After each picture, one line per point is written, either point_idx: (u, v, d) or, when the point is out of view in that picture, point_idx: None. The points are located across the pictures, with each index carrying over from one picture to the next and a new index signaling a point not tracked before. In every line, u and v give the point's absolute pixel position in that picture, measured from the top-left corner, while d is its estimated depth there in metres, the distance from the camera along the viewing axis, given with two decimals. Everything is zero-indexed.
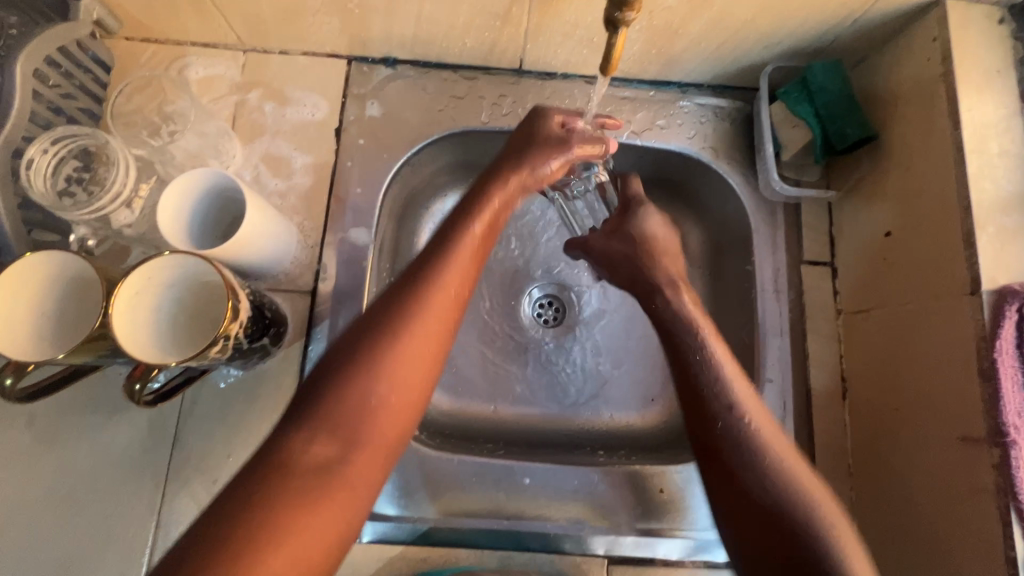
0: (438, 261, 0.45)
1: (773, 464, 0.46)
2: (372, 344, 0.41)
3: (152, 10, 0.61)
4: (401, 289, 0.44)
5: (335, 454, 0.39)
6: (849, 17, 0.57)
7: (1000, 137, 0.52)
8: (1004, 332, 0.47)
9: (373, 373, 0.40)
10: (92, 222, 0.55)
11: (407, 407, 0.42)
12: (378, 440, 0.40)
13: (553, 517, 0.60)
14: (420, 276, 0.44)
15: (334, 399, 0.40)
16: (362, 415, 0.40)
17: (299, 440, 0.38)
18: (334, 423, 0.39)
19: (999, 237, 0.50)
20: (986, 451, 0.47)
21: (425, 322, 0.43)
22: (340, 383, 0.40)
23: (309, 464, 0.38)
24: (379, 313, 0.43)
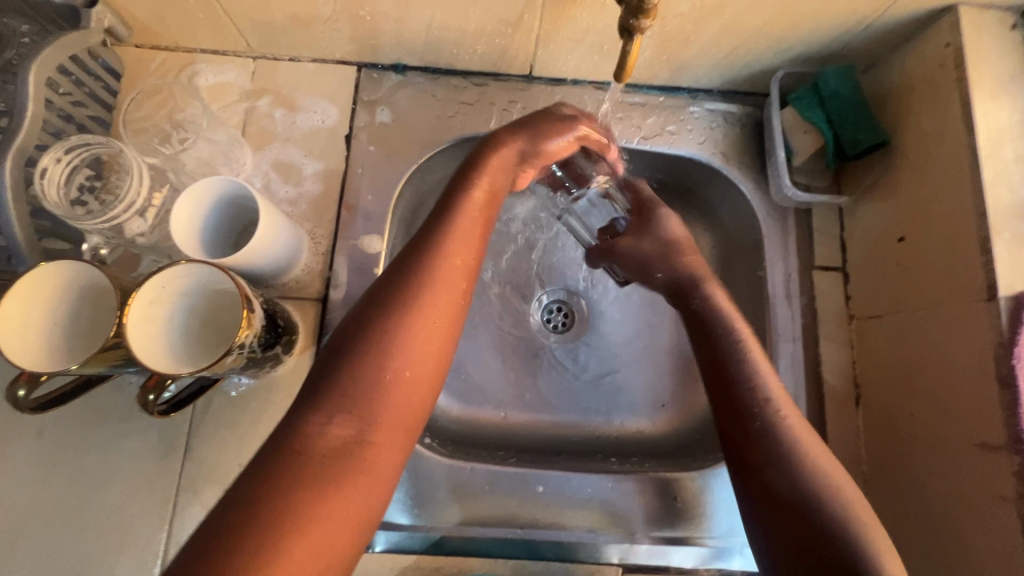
0: (443, 231, 0.46)
1: (799, 449, 0.46)
2: (381, 320, 0.41)
3: (163, 18, 0.61)
4: (407, 262, 0.44)
5: (352, 435, 0.38)
6: (861, 22, 0.57)
7: (1014, 143, 0.52)
8: (1021, 339, 0.47)
9: (385, 348, 0.40)
10: (105, 231, 0.54)
11: (423, 382, 0.41)
12: (396, 414, 0.39)
13: (567, 525, 0.59)
14: (425, 252, 0.44)
15: (349, 374, 0.39)
16: (378, 388, 0.39)
17: (314, 421, 0.37)
18: (350, 400, 0.38)
19: (1015, 243, 0.50)
20: (1006, 458, 0.47)
21: (433, 290, 0.43)
22: (354, 360, 0.39)
23: (328, 446, 0.37)
24: (386, 287, 0.43)
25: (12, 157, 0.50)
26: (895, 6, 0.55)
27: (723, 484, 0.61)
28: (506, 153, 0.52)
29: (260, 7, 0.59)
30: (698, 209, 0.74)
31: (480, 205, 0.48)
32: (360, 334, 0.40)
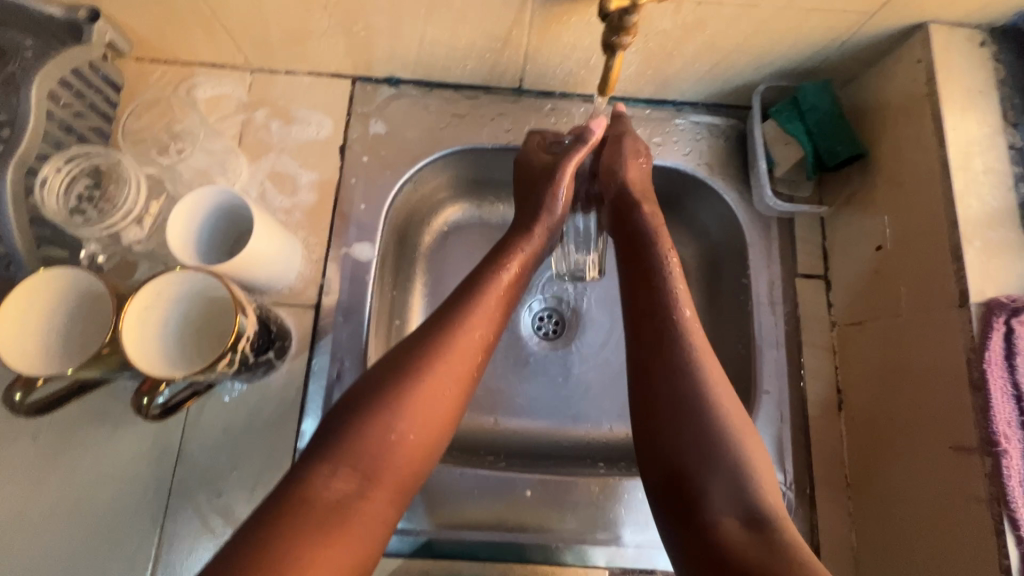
0: (466, 311, 0.54)
1: (718, 421, 0.49)
2: (396, 384, 0.49)
3: (162, 33, 0.63)
4: (432, 334, 0.52)
5: (353, 490, 0.46)
6: (837, 39, 0.60)
7: (983, 155, 0.54)
8: (992, 344, 0.48)
9: (393, 414, 0.48)
10: (103, 237, 0.57)
11: (421, 444, 0.49)
12: (393, 474, 0.48)
13: (555, 529, 0.60)
14: (446, 325, 0.53)
15: (358, 435, 0.47)
16: (383, 450, 0.47)
17: (323, 474, 0.45)
18: (355, 459, 0.46)
19: (986, 252, 0.51)
20: (979, 460, 0.48)
21: (449, 364, 0.51)
22: (365, 421, 0.48)
23: (330, 499, 0.44)
24: (407, 355, 0.51)
25: (12, 167, 0.51)
26: (868, 24, 0.57)
27: None
28: (529, 235, 0.62)
29: (256, 23, 0.61)
30: (685, 219, 0.76)
31: (506, 283, 0.58)
32: (376, 399, 0.49)
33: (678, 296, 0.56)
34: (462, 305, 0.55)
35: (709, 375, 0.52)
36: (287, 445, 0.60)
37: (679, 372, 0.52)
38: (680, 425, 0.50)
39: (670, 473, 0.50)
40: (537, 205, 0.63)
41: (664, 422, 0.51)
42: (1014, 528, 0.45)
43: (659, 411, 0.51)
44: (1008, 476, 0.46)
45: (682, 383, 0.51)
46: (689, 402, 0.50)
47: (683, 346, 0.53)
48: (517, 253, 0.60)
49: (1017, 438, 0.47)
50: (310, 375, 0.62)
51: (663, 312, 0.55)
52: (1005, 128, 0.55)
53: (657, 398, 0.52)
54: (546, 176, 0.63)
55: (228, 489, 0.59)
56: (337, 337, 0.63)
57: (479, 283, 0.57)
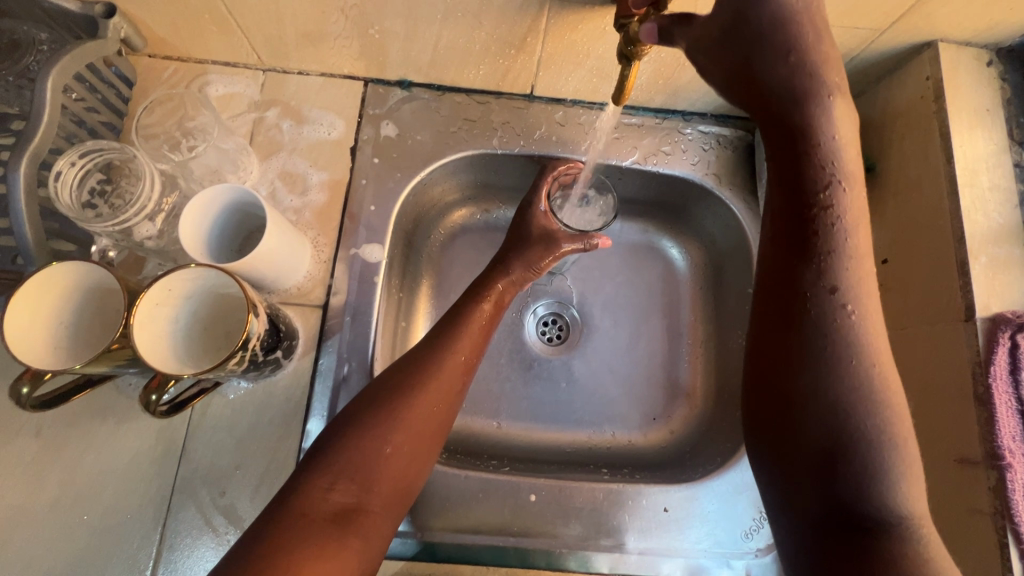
0: (451, 335, 0.56)
1: (875, 426, 0.42)
2: (391, 399, 0.50)
3: (176, 30, 0.63)
4: (425, 355, 0.54)
5: (349, 502, 0.46)
6: (847, 54, 0.60)
7: (990, 172, 0.55)
8: (997, 359, 0.49)
9: (388, 428, 0.49)
10: (114, 233, 0.55)
11: (414, 458, 0.50)
12: (387, 486, 0.48)
13: (559, 534, 0.60)
14: (434, 347, 0.55)
15: (354, 447, 0.47)
16: (377, 462, 0.48)
17: (320, 485, 0.46)
18: (352, 470, 0.47)
19: (992, 267, 0.52)
20: (983, 473, 0.48)
21: (439, 381, 0.53)
22: (362, 435, 0.48)
23: (328, 510, 0.45)
24: (397, 374, 0.53)
25: (27, 159, 0.51)
26: (878, 40, 0.58)
27: (709, 493, 0.62)
28: (510, 272, 0.65)
29: (272, 22, 0.61)
30: (689, 229, 0.78)
31: (487, 315, 0.60)
32: (372, 413, 0.49)
33: (847, 261, 0.45)
34: (450, 330, 0.57)
35: (878, 399, 0.42)
36: (292, 444, 0.60)
37: (840, 406, 0.42)
38: (833, 468, 0.41)
39: (806, 494, 0.43)
40: (523, 253, 0.66)
41: (818, 474, 0.42)
42: (1018, 541, 0.46)
43: (808, 448, 0.43)
44: (1012, 490, 0.47)
45: (850, 424, 0.42)
46: (840, 410, 0.42)
47: (852, 365, 0.43)
48: (492, 292, 0.62)
49: (1022, 453, 0.47)
50: (316, 375, 0.62)
51: (825, 320, 0.44)
52: (1012, 146, 0.56)
53: (805, 432, 0.43)
54: (539, 236, 0.67)
55: (232, 487, 0.58)
56: (344, 338, 0.63)
57: (463, 312, 0.59)
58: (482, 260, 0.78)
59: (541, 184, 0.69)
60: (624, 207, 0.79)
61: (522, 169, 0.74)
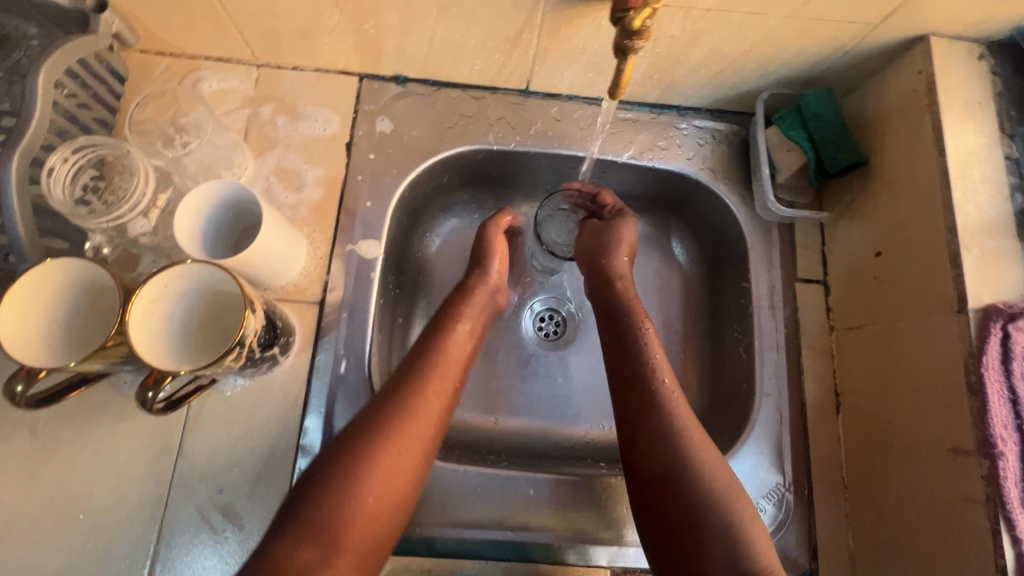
0: (423, 370, 0.57)
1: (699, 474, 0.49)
2: (359, 445, 0.50)
3: (169, 25, 0.62)
4: (397, 392, 0.54)
5: (318, 556, 0.45)
6: (841, 48, 0.61)
7: (981, 164, 0.55)
8: (989, 348, 0.49)
9: (356, 477, 0.48)
10: (109, 229, 0.55)
11: (388, 503, 0.49)
12: (359, 535, 0.47)
13: (556, 528, 0.60)
14: (408, 381, 0.55)
15: (322, 500, 0.47)
16: (346, 513, 0.47)
17: (285, 545, 0.45)
18: (319, 526, 0.46)
19: (983, 258, 0.53)
20: (975, 462, 0.49)
21: (413, 417, 0.53)
22: (329, 485, 0.47)
23: (301, 564, 0.44)
24: (368, 416, 0.52)
25: (18, 155, 0.51)
26: (870, 34, 0.59)
27: None
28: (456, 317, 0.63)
29: (266, 18, 0.60)
30: (685, 222, 0.78)
31: (459, 346, 0.60)
32: (342, 460, 0.49)
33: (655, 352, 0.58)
34: (421, 365, 0.57)
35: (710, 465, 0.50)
36: (290, 441, 0.60)
37: (675, 462, 0.50)
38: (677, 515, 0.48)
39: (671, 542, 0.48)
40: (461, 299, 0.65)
41: (674, 523, 0.48)
42: (1010, 528, 0.46)
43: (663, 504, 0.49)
44: (1004, 478, 0.47)
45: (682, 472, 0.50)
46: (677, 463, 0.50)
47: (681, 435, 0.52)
48: (465, 325, 0.62)
49: (1014, 441, 0.48)
50: (313, 371, 0.62)
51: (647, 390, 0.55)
52: (1003, 139, 0.56)
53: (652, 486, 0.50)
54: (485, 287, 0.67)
55: (229, 485, 0.58)
56: (341, 334, 0.63)
57: (435, 345, 0.59)
58: None
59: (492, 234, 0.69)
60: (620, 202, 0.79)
61: (519, 165, 0.74)
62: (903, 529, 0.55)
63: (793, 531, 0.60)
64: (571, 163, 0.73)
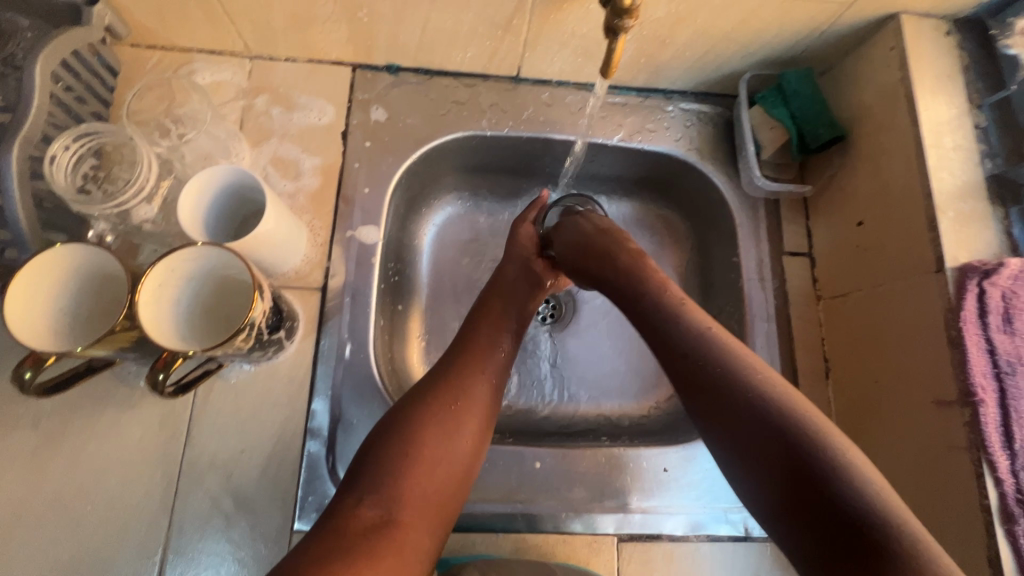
0: (479, 341, 0.58)
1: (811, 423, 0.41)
2: (418, 410, 0.52)
3: (161, 17, 0.63)
4: (453, 362, 0.56)
5: (380, 516, 0.46)
6: (818, 27, 0.64)
7: (953, 134, 0.59)
8: (967, 304, 0.52)
9: (412, 441, 0.50)
10: (112, 216, 0.55)
11: (451, 468, 0.51)
12: (417, 496, 0.48)
13: (562, 500, 0.62)
14: (466, 352, 0.57)
15: (382, 461, 0.49)
16: (406, 474, 0.48)
17: (350, 504, 0.47)
18: (380, 484, 0.48)
19: (958, 221, 0.56)
20: (958, 411, 0.52)
21: (470, 386, 0.54)
22: (388, 447, 0.50)
23: (364, 523, 0.45)
24: (425, 385, 0.54)
25: (20, 143, 0.51)
26: (845, 14, 0.61)
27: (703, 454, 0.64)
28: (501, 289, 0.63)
29: (260, 8, 0.61)
30: (674, 203, 0.80)
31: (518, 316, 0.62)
32: (400, 425, 0.51)
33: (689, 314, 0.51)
34: (477, 334, 0.59)
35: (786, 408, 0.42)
36: (298, 425, 0.60)
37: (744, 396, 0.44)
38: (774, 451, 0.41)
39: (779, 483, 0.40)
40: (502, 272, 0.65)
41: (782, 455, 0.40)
42: (992, 470, 0.49)
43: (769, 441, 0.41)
44: (985, 424, 0.50)
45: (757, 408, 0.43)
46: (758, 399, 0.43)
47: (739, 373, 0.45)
48: (515, 288, 0.64)
49: (993, 389, 0.51)
50: (318, 356, 0.63)
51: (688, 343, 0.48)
52: (971, 110, 0.60)
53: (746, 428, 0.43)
54: (520, 256, 0.66)
55: (238, 470, 0.58)
56: (344, 319, 0.64)
57: (489, 315, 0.61)
58: (464, 245, 0.79)
59: (521, 227, 0.69)
60: (611, 185, 0.81)
61: (513, 151, 0.76)
62: (893, 479, 0.58)
63: None
64: (562, 147, 0.75)
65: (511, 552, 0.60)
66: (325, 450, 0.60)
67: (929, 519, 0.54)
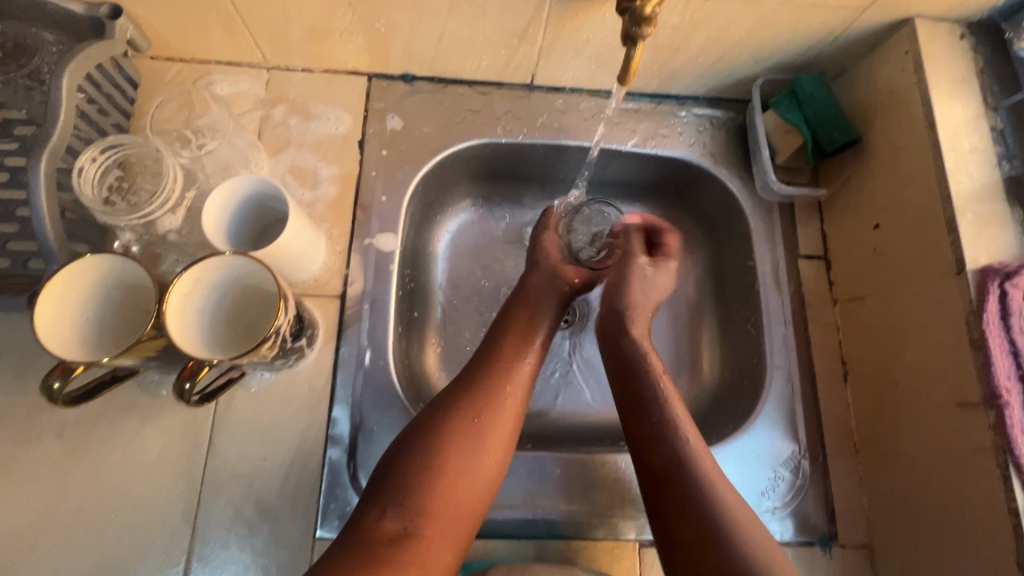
0: (504, 353, 0.58)
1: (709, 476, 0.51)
2: (444, 423, 0.52)
3: (181, 30, 0.63)
4: (478, 373, 0.56)
5: (402, 528, 0.47)
6: (832, 32, 0.64)
7: (969, 136, 0.59)
8: (990, 305, 0.52)
9: (437, 454, 0.50)
10: (137, 227, 0.56)
11: (473, 481, 0.50)
12: (440, 508, 0.48)
13: (583, 505, 0.62)
14: (492, 364, 0.57)
15: (406, 472, 0.49)
16: (427, 487, 0.49)
17: (373, 515, 0.47)
18: (402, 496, 0.48)
19: (977, 223, 0.56)
20: (983, 413, 0.52)
21: (495, 399, 0.54)
22: (413, 458, 0.50)
23: (388, 535, 0.46)
24: (450, 397, 0.54)
25: (47, 156, 0.51)
26: (859, 19, 0.62)
27: (724, 459, 0.63)
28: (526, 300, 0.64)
29: (279, 20, 0.62)
30: (688, 207, 0.81)
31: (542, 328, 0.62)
32: (426, 437, 0.51)
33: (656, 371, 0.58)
34: (502, 346, 0.59)
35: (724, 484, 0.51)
36: (319, 433, 0.61)
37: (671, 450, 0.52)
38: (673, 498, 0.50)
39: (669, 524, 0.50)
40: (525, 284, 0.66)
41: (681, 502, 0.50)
42: (1019, 472, 0.49)
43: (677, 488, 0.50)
44: (1011, 426, 0.50)
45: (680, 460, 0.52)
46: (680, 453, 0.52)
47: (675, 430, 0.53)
48: (537, 301, 0.64)
49: (1017, 390, 0.51)
50: (338, 362, 0.63)
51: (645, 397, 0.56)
52: (987, 112, 0.60)
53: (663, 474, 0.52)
54: (542, 265, 0.67)
55: (261, 478, 0.59)
56: (363, 326, 0.64)
57: (512, 328, 0.61)
58: (477, 250, 0.79)
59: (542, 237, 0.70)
60: (624, 190, 0.81)
61: (528, 158, 0.76)
62: (915, 481, 0.58)
63: (810, 496, 0.63)
64: (576, 153, 0.75)
65: (533, 558, 0.60)
66: (346, 457, 0.60)
67: (953, 522, 0.54)
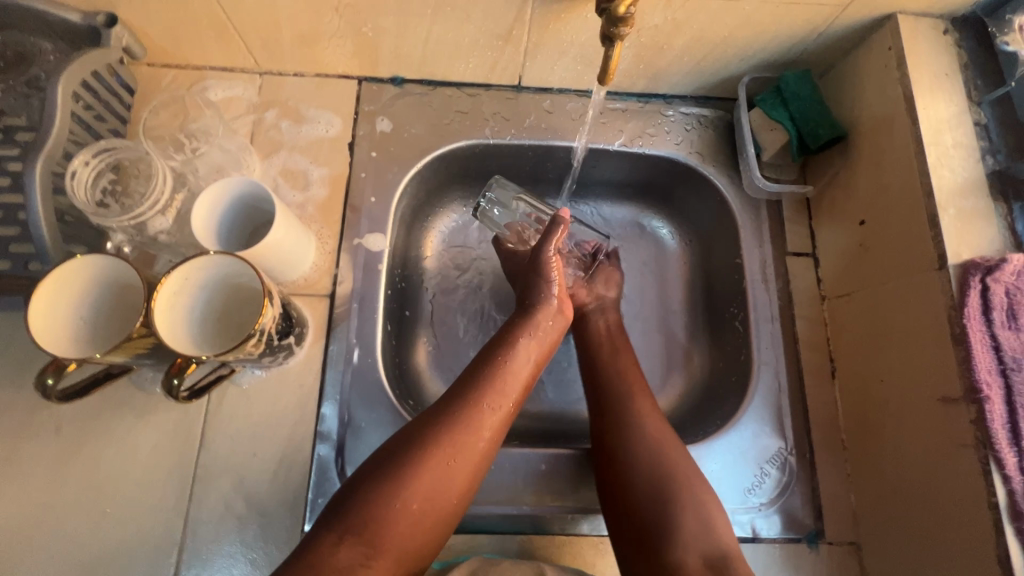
0: (492, 378, 0.56)
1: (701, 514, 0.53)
2: (417, 452, 0.50)
3: (175, 36, 0.65)
4: (461, 398, 0.54)
5: (358, 558, 0.46)
6: (815, 29, 0.64)
7: (952, 131, 0.59)
8: (970, 301, 0.52)
9: (404, 485, 0.48)
10: (129, 228, 0.57)
11: (436, 512, 0.50)
12: (397, 539, 0.47)
13: (568, 501, 0.62)
14: (476, 388, 0.55)
15: (369, 498, 0.47)
16: (389, 517, 0.47)
17: (328, 541, 0.46)
18: (361, 527, 0.46)
19: (960, 218, 0.56)
20: (964, 408, 0.51)
21: (474, 428, 0.52)
22: (380, 485, 0.48)
23: (340, 564, 0.45)
24: (428, 424, 0.52)
25: (43, 161, 0.53)
26: (841, 16, 0.62)
27: (710, 456, 0.63)
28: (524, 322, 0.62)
29: (269, 26, 0.64)
30: (677, 206, 0.81)
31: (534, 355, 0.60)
32: (394, 465, 0.49)
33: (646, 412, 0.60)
34: (491, 369, 0.57)
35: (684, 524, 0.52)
36: (308, 430, 0.62)
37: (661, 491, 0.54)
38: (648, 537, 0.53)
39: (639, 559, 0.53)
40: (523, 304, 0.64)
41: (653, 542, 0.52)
42: (999, 468, 0.49)
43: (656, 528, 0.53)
44: (991, 421, 0.50)
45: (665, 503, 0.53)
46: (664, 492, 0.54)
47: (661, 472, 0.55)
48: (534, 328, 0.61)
49: (998, 385, 0.50)
50: (327, 360, 0.64)
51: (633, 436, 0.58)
52: (971, 107, 0.60)
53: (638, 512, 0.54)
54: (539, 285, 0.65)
55: (251, 473, 0.60)
56: (351, 325, 0.65)
57: (502, 353, 0.58)
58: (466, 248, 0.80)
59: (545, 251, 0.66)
60: (613, 189, 0.82)
61: (517, 158, 0.77)
62: (901, 480, 0.57)
63: (797, 494, 0.63)
64: (564, 153, 0.76)
65: (518, 553, 0.60)
66: (334, 453, 0.61)
67: (938, 522, 0.53)
